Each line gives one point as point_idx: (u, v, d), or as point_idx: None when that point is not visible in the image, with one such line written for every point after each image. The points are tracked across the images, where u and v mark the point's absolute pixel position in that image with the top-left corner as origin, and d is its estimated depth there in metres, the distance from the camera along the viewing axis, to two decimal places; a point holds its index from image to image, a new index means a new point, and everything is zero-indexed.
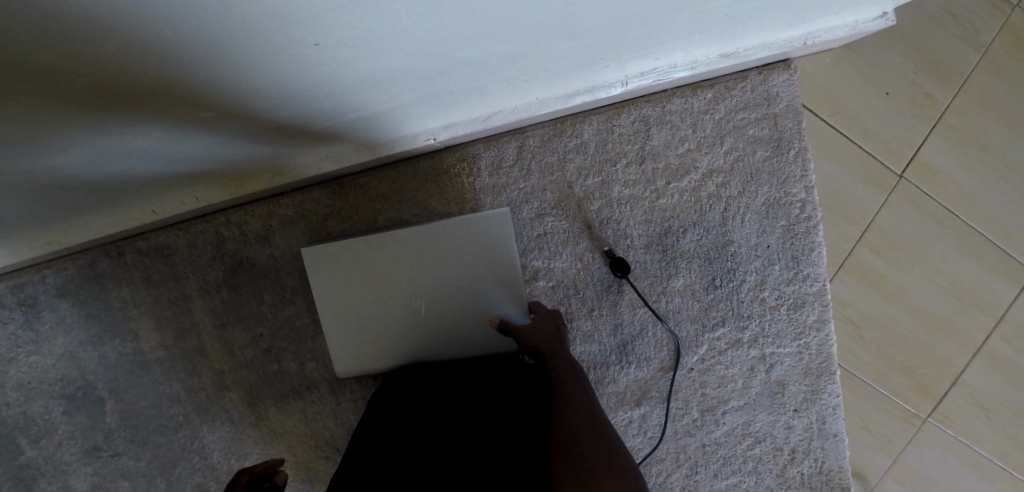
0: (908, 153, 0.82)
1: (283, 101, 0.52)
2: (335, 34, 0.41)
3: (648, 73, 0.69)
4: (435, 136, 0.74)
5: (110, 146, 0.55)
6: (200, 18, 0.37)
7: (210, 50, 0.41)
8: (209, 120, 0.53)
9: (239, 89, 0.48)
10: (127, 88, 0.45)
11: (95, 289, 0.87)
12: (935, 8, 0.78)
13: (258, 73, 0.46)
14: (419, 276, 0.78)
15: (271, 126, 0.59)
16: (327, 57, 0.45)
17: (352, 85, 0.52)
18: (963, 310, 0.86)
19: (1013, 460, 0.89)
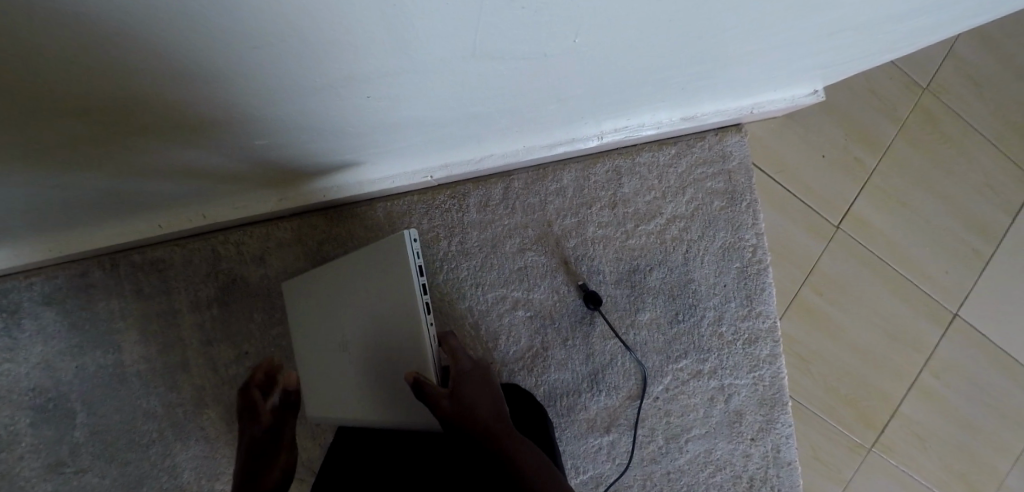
0: (844, 207, 0.95)
1: (309, 138, 0.60)
2: (383, 90, 0.50)
3: (620, 129, 0.80)
4: (430, 174, 0.83)
5: (145, 171, 0.61)
6: (275, 73, 0.44)
7: (269, 95, 0.47)
8: (241, 150, 0.60)
9: (276, 126, 0.55)
10: (185, 124, 0.50)
11: (83, 299, 0.92)
12: (859, 86, 0.94)
13: (298, 115, 0.53)
14: (349, 329, 0.68)
15: (288, 157, 0.66)
16: (372, 105, 0.53)
17: (373, 128, 0.60)
18: (897, 348, 0.96)
19: (945, 488, 0.98)
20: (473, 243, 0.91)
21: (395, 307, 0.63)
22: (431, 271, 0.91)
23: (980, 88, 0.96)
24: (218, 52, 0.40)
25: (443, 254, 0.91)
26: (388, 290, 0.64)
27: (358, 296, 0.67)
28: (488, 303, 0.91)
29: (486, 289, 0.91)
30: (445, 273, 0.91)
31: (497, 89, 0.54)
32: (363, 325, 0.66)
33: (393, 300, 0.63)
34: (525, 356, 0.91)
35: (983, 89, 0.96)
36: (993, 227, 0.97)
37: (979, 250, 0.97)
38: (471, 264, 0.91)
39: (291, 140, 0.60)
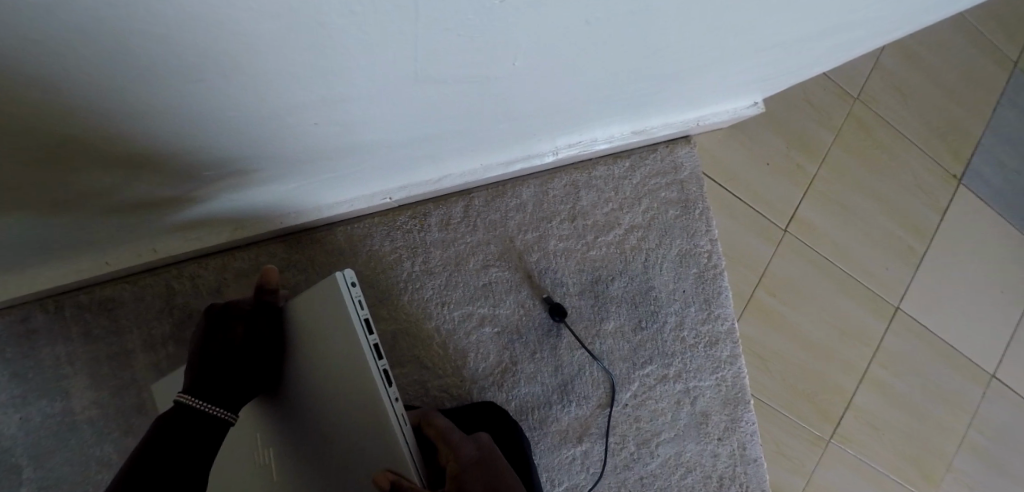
0: (790, 211, 1.00)
1: (256, 166, 0.59)
2: (330, 114, 0.50)
3: (574, 144, 0.82)
4: (390, 196, 0.83)
5: (100, 206, 0.60)
6: (222, 100, 0.42)
7: (217, 122, 0.46)
8: (186, 182, 0.58)
9: (224, 155, 0.53)
10: (127, 154, 0.48)
11: (23, 346, 0.84)
12: (796, 97, 1.00)
13: (245, 140, 0.51)
14: (297, 403, 0.59)
15: (234, 187, 0.64)
16: (311, 130, 0.52)
17: (325, 152, 0.59)
18: (847, 342, 1.01)
19: (901, 474, 1.03)
20: (437, 262, 0.91)
21: (341, 359, 0.55)
22: (397, 293, 0.90)
23: (903, 96, 1.04)
24: (162, 86, 0.38)
25: (407, 275, 0.90)
26: (330, 344, 0.56)
27: (302, 361, 0.59)
28: (455, 321, 0.91)
29: (453, 307, 0.91)
30: (410, 294, 0.90)
31: (455, 110, 0.56)
32: (309, 394, 0.57)
33: (339, 352, 0.55)
34: (495, 371, 0.91)
35: (906, 97, 1.04)
36: (923, 224, 1.04)
37: (913, 246, 1.04)
38: (436, 283, 0.91)
39: (249, 172, 0.59)
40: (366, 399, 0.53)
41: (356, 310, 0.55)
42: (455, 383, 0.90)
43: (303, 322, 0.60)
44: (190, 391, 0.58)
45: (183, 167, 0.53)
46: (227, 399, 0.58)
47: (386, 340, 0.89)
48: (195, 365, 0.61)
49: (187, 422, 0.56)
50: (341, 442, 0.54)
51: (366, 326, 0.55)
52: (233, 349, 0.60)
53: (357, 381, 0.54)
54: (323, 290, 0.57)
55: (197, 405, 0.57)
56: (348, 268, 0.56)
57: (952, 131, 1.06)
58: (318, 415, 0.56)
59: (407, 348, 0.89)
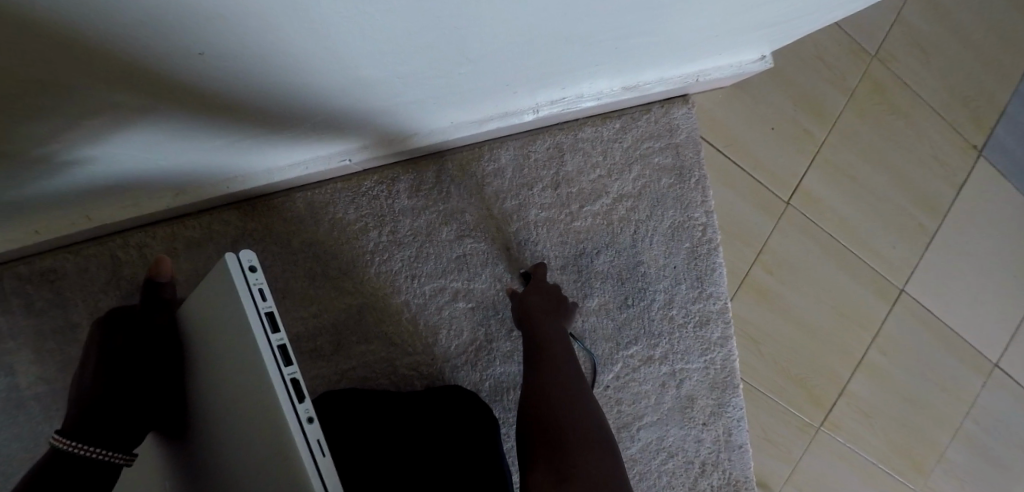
0: (794, 182, 0.91)
1: (164, 120, 0.47)
2: (232, 45, 0.38)
3: (556, 102, 0.74)
4: (350, 157, 0.74)
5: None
6: (78, 10, 0.30)
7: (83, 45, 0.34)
8: (80, 138, 0.46)
9: (117, 100, 0.42)
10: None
11: None
12: (807, 54, 0.91)
13: (136, 78, 0.39)
14: (199, 417, 0.47)
15: (142, 150, 0.52)
16: (214, 64, 0.40)
17: (250, 102, 0.48)
18: (846, 325, 0.95)
19: (892, 464, 0.98)
20: (406, 232, 0.83)
21: (240, 364, 0.42)
22: (361, 265, 0.82)
23: (924, 57, 0.94)
24: None
25: (373, 246, 0.82)
26: (226, 344, 0.43)
27: (202, 363, 0.48)
28: (425, 295, 0.83)
29: (423, 280, 0.83)
30: (376, 266, 0.82)
31: (404, 56, 0.47)
32: (210, 406, 0.46)
33: (236, 356, 0.42)
34: (468, 349, 0.84)
35: (928, 57, 0.94)
36: (936, 200, 0.96)
37: (923, 223, 0.96)
38: (405, 255, 0.82)
39: (169, 134, 0.50)
40: (268, 424, 0.39)
41: (255, 301, 0.42)
42: (424, 362, 0.82)
43: (200, 316, 0.48)
44: (71, 430, 0.53)
45: (86, 127, 0.44)
46: (112, 435, 0.53)
47: (349, 315, 0.81)
48: (81, 399, 0.57)
49: (65, 466, 0.51)
50: (232, 474, 0.42)
51: (271, 324, 0.42)
52: (116, 370, 0.56)
53: (256, 397, 0.40)
54: (216, 275, 0.44)
55: (70, 448, 0.51)
56: (243, 248, 0.42)
57: (974, 98, 0.97)
58: (217, 434, 0.44)
59: (373, 324, 0.82)
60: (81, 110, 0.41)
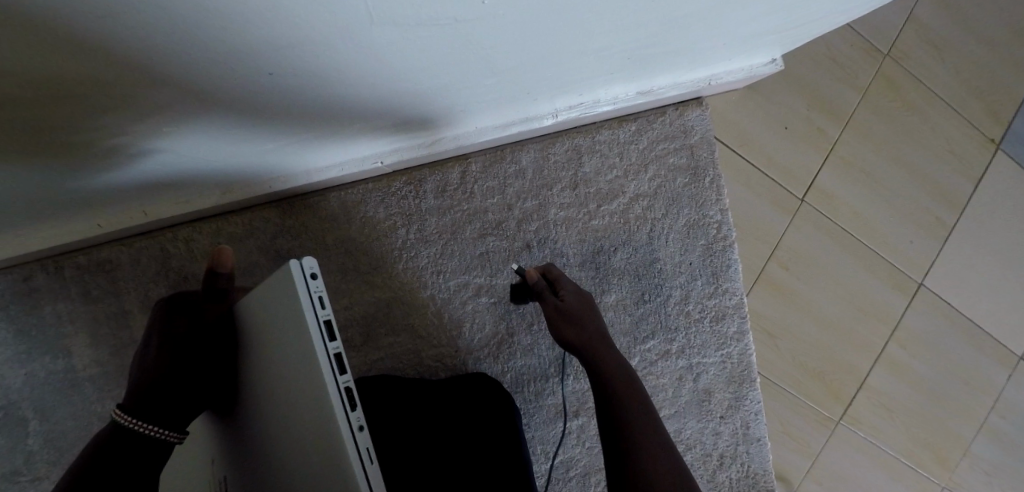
0: (808, 180, 0.93)
1: (219, 123, 0.53)
2: (285, 66, 0.44)
3: (574, 106, 0.77)
4: (381, 160, 0.79)
5: (73, 171, 0.57)
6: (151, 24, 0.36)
7: (155, 56, 0.39)
8: (146, 136, 0.52)
9: (179, 105, 0.47)
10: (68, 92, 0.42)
11: (27, 304, 0.81)
12: (819, 55, 0.93)
13: (197, 85, 0.45)
14: (255, 409, 0.52)
15: (197, 150, 0.58)
16: (275, 82, 0.47)
17: (294, 111, 0.54)
18: (863, 320, 0.96)
19: (914, 458, 0.99)
20: (432, 230, 0.87)
21: (299, 368, 0.46)
22: (391, 261, 0.87)
23: (940, 55, 0.96)
24: None
25: (402, 243, 0.87)
26: (285, 345, 0.48)
27: (260, 359, 0.52)
28: (450, 290, 0.88)
29: (448, 276, 0.88)
30: (405, 262, 0.87)
31: (431, 71, 0.51)
32: (265, 400, 0.50)
33: (295, 359, 0.46)
34: (490, 342, 0.88)
35: (943, 54, 0.96)
36: (954, 196, 0.97)
37: (941, 218, 0.97)
38: (431, 252, 0.87)
39: (221, 136, 0.56)
40: (323, 429, 0.44)
41: (315, 309, 0.46)
42: (449, 354, 0.87)
43: (259, 316, 0.52)
44: (129, 407, 0.57)
45: (151, 127, 0.50)
46: (167, 418, 0.57)
47: (379, 307, 0.86)
48: (141, 377, 0.61)
49: (124, 442, 0.55)
50: (287, 468, 0.46)
51: (328, 332, 0.46)
52: (177, 353, 0.61)
53: (312, 401, 0.45)
54: (278, 279, 0.48)
55: (129, 425, 0.55)
56: (306, 255, 0.46)
57: (992, 92, 0.97)
58: (272, 427, 0.49)
59: (401, 317, 0.87)
60: (146, 109, 0.47)
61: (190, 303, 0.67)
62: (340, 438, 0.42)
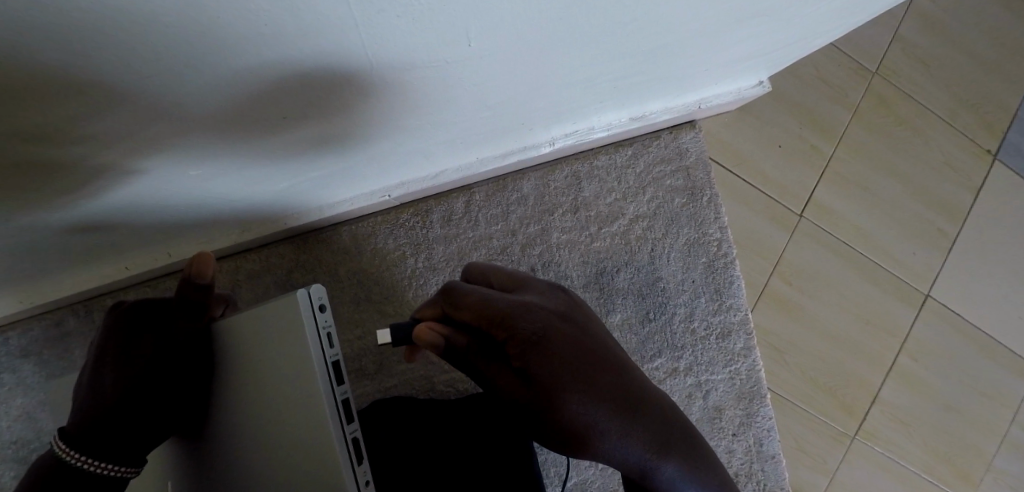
0: (805, 196, 0.95)
1: (236, 175, 0.57)
2: (302, 118, 0.48)
3: (570, 134, 0.81)
4: (389, 193, 0.83)
5: (107, 225, 0.62)
6: (180, 103, 0.40)
7: (182, 129, 0.44)
8: (171, 192, 0.56)
9: (201, 164, 0.51)
10: (101, 166, 0.46)
11: (59, 349, 0.85)
12: (809, 76, 0.96)
13: (215, 147, 0.48)
14: (232, 438, 0.52)
15: (218, 196, 0.62)
16: (289, 131, 0.49)
17: (304, 159, 0.58)
18: (871, 333, 0.96)
19: (934, 472, 0.97)
20: (440, 258, 0.91)
21: (300, 407, 0.48)
22: (400, 290, 0.90)
23: (928, 69, 0.99)
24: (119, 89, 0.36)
25: (411, 271, 0.90)
26: (281, 378, 0.49)
27: (244, 388, 0.52)
28: None
29: None
30: (414, 290, 0.90)
31: (428, 110, 0.54)
32: (249, 435, 0.51)
33: (294, 397, 0.49)
34: None
35: (931, 69, 0.99)
36: (955, 206, 0.99)
37: (943, 228, 0.98)
38: (439, 279, 0.90)
39: (235, 181, 0.59)
40: (326, 475, 0.46)
41: (320, 347, 0.49)
42: (459, 379, 0.89)
43: (248, 343, 0.52)
44: (78, 435, 0.54)
45: (179, 184, 0.55)
46: (124, 451, 0.54)
47: None
48: (89, 392, 0.56)
49: (74, 480, 0.53)
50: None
51: (333, 374, 0.49)
52: (143, 380, 0.55)
53: (313, 444, 0.47)
54: (277, 309, 0.50)
55: (79, 464, 0.53)
56: (313, 284, 0.49)
57: (980, 102, 1.00)
58: (258, 463, 0.50)
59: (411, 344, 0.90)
60: (174, 173, 0.52)
61: (155, 318, 0.58)
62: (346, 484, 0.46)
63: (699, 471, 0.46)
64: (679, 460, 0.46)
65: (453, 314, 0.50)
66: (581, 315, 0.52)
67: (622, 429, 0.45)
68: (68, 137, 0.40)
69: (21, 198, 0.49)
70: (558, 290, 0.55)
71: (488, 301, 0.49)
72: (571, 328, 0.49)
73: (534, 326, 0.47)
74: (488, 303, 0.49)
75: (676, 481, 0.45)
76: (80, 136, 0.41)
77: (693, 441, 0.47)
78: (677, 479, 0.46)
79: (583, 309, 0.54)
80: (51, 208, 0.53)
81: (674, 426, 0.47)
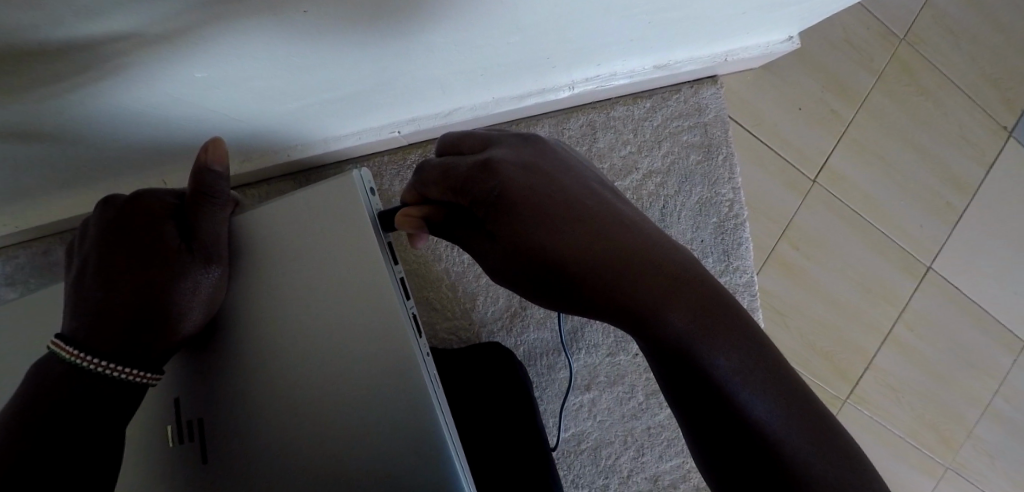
0: (820, 161, 0.94)
1: (238, 80, 0.52)
2: (332, 14, 0.44)
3: (591, 79, 0.78)
4: (398, 129, 0.80)
5: (108, 136, 0.59)
6: None
7: (210, 17, 0.41)
8: (174, 96, 0.52)
9: (209, 62, 0.47)
10: (114, 52, 0.43)
11: (46, 279, 0.82)
12: (835, 38, 0.94)
13: (232, 42, 0.45)
14: (264, 334, 0.50)
15: (219, 110, 0.58)
16: (311, 26, 0.46)
17: (313, 69, 0.54)
18: (873, 301, 0.97)
19: (919, 439, 0.99)
20: None
21: (357, 290, 0.49)
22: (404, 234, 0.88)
23: (954, 39, 0.97)
24: None
25: None
26: (331, 265, 0.49)
27: (280, 279, 0.50)
28: (464, 264, 0.88)
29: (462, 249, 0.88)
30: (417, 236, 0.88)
31: (458, 20, 0.51)
32: (290, 325, 0.49)
33: (352, 281, 0.49)
34: (503, 315, 0.89)
35: (957, 39, 0.97)
36: (966, 180, 0.99)
37: (951, 202, 0.98)
38: None
39: (240, 90, 0.55)
40: (390, 356, 0.48)
41: (377, 231, 0.50)
42: (462, 327, 0.88)
43: (284, 229, 0.50)
44: (89, 339, 0.49)
45: (189, 86, 0.51)
46: (143, 359, 0.49)
47: None
48: (96, 294, 0.50)
49: (87, 387, 0.48)
50: (326, 401, 0.49)
51: (390, 254, 0.50)
52: (165, 282, 0.50)
53: (376, 323, 0.48)
54: (327, 190, 0.50)
55: (97, 369, 0.48)
56: (363, 168, 0.51)
57: (1000, 78, 0.99)
58: (302, 358, 0.49)
59: (416, 290, 0.88)
60: (181, 73, 0.48)
61: (173, 216, 0.52)
62: (416, 358, 0.48)
63: (716, 328, 0.42)
64: (687, 314, 0.42)
65: (424, 192, 0.50)
66: (553, 167, 0.49)
67: (619, 273, 0.44)
68: (87, 12, 0.37)
69: (21, 89, 0.45)
70: (532, 140, 0.52)
71: (448, 168, 0.48)
72: (542, 182, 0.47)
73: (494, 184, 0.47)
74: (449, 171, 0.48)
75: (682, 334, 0.42)
76: (98, 12, 0.37)
77: (703, 291, 0.43)
78: (690, 335, 0.42)
79: (560, 154, 0.51)
80: (54, 105, 0.49)
81: (677, 276, 0.44)
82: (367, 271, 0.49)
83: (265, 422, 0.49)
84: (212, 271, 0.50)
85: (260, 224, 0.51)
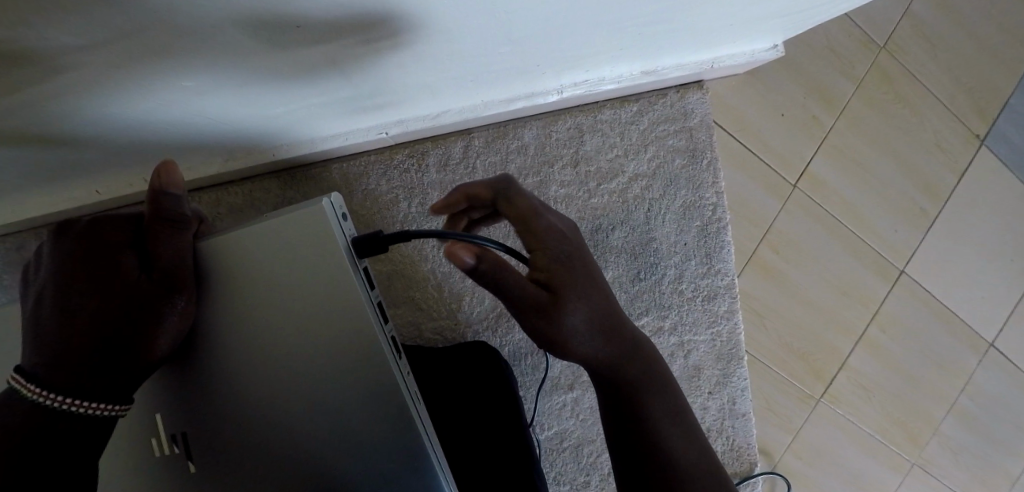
0: (801, 166, 0.96)
1: (223, 86, 0.52)
2: (321, 22, 0.44)
3: (580, 84, 0.79)
4: (386, 131, 0.79)
5: (85, 136, 0.57)
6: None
7: (196, 26, 0.40)
8: (151, 100, 0.51)
9: (194, 68, 0.47)
10: (97, 60, 0.42)
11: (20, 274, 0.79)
12: (818, 46, 0.96)
13: (215, 50, 0.44)
14: (244, 351, 0.50)
15: (201, 113, 0.57)
16: (303, 37, 0.46)
17: (304, 75, 0.54)
18: (849, 303, 0.99)
19: (889, 436, 1.02)
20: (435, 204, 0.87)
21: (339, 317, 0.49)
22: None
23: (933, 49, 1.00)
24: None
25: (403, 216, 0.86)
26: (299, 288, 0.49)
27: (252, 300, 0.50)
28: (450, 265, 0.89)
29: None
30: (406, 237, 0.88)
31: (454, 29, 0.51)
32: (272, 346, 0.50)
33: (326, 303, 0.49)
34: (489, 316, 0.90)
35: (936, 48, 1.00)
36: (940, 186, 1.02)
37: (925, 208, 1.01)
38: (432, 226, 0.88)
39: (221, 96, 0.54)
40: (374, 378, 0.49)
41: (352, 260, 0.50)
42: (448, 327, 0.89)
43: (253, 252, 0.50)
44: (53, 374, 0.48)
45: (175, 90, 0.50)
46: (114, 390, 0.49)
47: (381, 280, 0.88)
48: (50, 327, 0.48)
49: (47, 425, 0.47)
50: (310, 421, 0.50)
51: (366, 279, 0.51)
52: (131, 312, 0.49)
53: (354, 348, 0.49)
54: (297, 218, 0.49)
55: (63, 406, 0.47)
56: (334, 193, 0.50)
57: (975, 87, 1.02)
58: (283, 377, 0.50)
59: (401, 290, 0.88)
60: (165, 79, 0.48)
61: (131, 244, 0.51)
62: (399, 381, 0.49)
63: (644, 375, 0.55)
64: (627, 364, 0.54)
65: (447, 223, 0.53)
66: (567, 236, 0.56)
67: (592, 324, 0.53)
68: (69, 23, 0.36)
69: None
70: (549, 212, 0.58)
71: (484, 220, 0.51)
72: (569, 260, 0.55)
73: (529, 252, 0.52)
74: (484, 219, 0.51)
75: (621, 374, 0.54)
76: (83, 22, 0.37)
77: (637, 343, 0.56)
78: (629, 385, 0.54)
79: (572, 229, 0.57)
80: (27, 110, 0.48)
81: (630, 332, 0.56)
82: (339, 294, 0.49)
83: (251, 441, 0.50)
84: (177, 301, 0.49)
85: (232, 251, 0.51)
